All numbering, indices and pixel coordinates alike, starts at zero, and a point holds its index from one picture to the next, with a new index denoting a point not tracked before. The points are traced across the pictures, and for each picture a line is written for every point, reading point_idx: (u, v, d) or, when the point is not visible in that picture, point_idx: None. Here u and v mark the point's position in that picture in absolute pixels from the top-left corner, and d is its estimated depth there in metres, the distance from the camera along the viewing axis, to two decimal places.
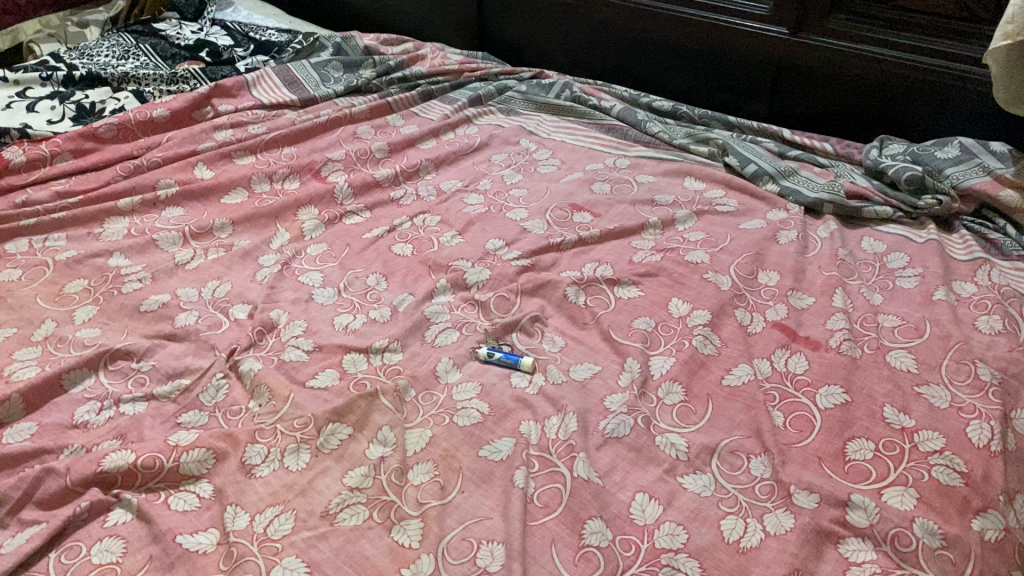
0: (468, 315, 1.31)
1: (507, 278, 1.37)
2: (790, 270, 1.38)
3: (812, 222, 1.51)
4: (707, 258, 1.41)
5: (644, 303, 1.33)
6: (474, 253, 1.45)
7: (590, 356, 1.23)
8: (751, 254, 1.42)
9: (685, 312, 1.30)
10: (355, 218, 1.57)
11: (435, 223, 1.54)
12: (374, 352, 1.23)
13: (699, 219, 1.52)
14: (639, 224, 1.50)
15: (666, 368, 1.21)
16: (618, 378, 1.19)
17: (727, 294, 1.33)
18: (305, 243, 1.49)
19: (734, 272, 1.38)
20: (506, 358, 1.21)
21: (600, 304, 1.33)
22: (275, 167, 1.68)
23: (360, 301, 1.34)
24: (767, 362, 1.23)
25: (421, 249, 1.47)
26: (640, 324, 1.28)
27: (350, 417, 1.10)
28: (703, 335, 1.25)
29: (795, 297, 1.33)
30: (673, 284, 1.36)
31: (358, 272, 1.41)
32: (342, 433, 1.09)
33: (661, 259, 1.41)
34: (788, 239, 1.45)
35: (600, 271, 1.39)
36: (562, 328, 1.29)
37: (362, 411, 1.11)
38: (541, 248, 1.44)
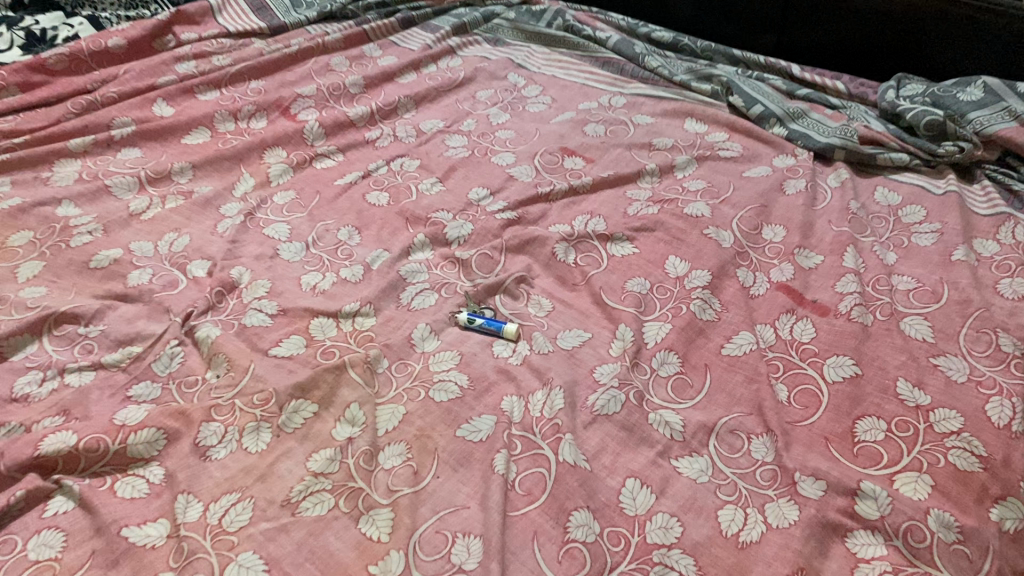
0: (448, 275, 1.20)
1: (491, 232, 1.26)
2: (798, 224, 1.27)
3: (821, 169, 1.39)
4: (708, 211, 1.30)
5: (639, 262, 1.22)
6: (455, 203, 1.33)
7: (579, 322, 1.13)
8: (755, 205, 1.30)
9: (683, 272, 1.20)
10: (327, 161, 1.44)
11: (414, 168, 1.42)
12: (344, 317, 1.13)
13: (700, 165, 1.41)
14: (635, 172, 1.38)
15: (662, 335, 1.11)
16: (609, 347, 1.09)
17: (729, 251, 1.23)
18: (272, 190, 1.37)
19: (737, 225, 1.27)
20: (489, 323, 1.11)
21: (591, 263, 1.22)
22: (240, 104, 1.55)
23: (330, 258, 1.23)
24: (771, 329, 1.13)
25: (399, 198, 1.35)
26: (635, 286, 1.18)
27: (316, 392, 1.01)
28: (701, 299, 1.15)
29: (802, 255, 1.23)
30: (671, 240, 1.25)
31: (328, 224, 1.30)
32: (308, 410, 0.99)
33: (658, 212, 1.30)
34: (796, 189, 1.33)
35: (592, 225, 1.28)
36: (549, 289, 1.18)
37: (330, 384, 1.02)
38: (528, 199, 1.33)
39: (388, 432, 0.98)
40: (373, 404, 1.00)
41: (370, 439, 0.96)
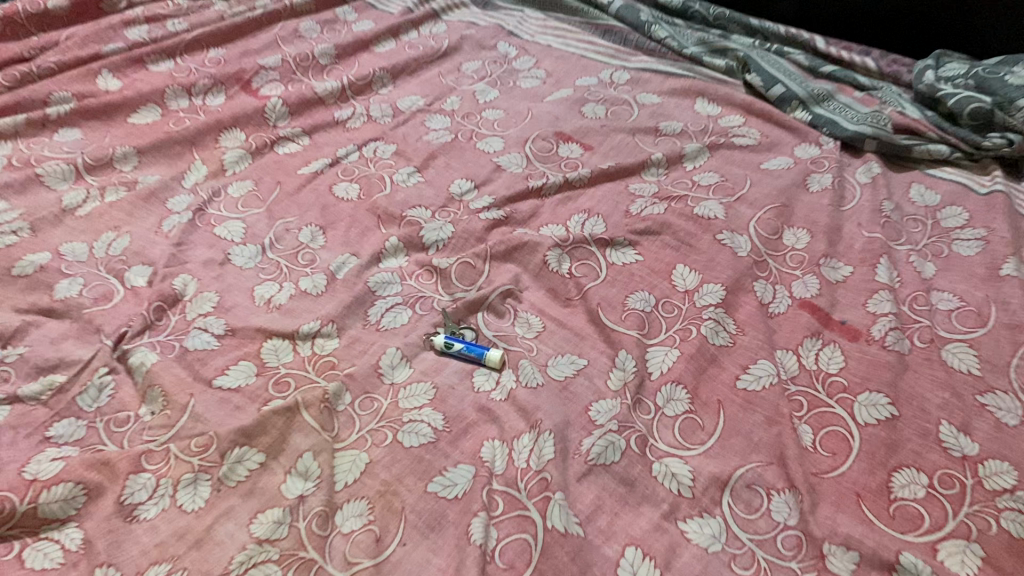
0: (423, 287, 1.05)
1: (473, 235, 1.10)
2: (824, 228, 1.12)
3: (849, 161, 1.23)
4: (722, 211, 1.14)
5: (642, 272, 1.07)
6: (434, 197, 1.17)
7: (573, 346, 0.99)
8: (775, 205, 1.15)
9: (693, 286, 1.05)
10: (291, 145, 1.28)
11: (389, 154, 1.26)
12: (301, 339, 0.98)
13: (713, 154, 1.25)
14: (639, 163, 1.22)
15: (668, 365, 0.96)
16: (607, 379, 0.95)
17: (745, 261, 1.07)
18: (227, 181, 1.21)
19: (755, 229, 1.11)
20: (470, 347, 0.96)
21: (588, 273, 1.07)
22: (196, 77, 1.38)
23: (289, 265, 1.08)
24: (793, 356, 0.98)
25: (370, 190, 1.19)
26: (637, 303, 1.03)
27: (264, 437, 0.86)
28: (714, 321, 1.00)
29: (829, 266, 1.08)
30: (678, 245, 1.10)
31: (288, 222, 1.14)
32: (254, 460, 0.85)
33: (665, 211, 1.14)
34: (821, 187, 1.18)
35: (589, 227, 1.13)
36: (539, 305, 1.03)
37: (281, 428, 0.87)
38: (517, 194, 1.17)
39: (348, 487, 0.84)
40: (331, 453, 0.86)
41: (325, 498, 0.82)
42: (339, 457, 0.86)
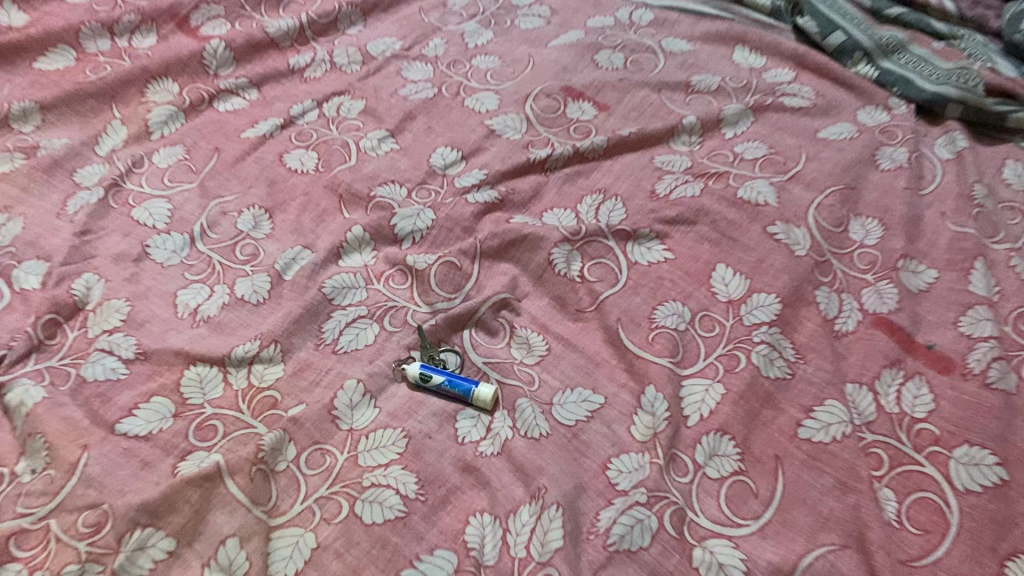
0: (394, 295, 0.82)
1: (460, 223, 0.87)
2: (900, 220, 0.89)
3: (926, 130, 1.00)
4: (775, 196, 0.90)
5: (673, 275, 0.84)
6: (410, 171, 0.93)
7: (586, 377, 0.77)
8: (839, 188, 0.92)
9: (739, 295, 0.82)
10: (234, 101, 1.03)
11: (355, 113, 1.01)
12: (234, 366, 0.76)
13: (758, 119, 1.01)
14: (667, 129, 0.98)
15: (709, 408, 0.74)
16: (632, 426, 0.73)
17: (804, 263, 0.85)
18: (152, 147, 0.96)
19: (816, 219, 0.88)
20: (454, 380, 0.74)
21: (604, 277, 0.84)
22: (120, 12, 1.12)
23: (224, 261, 0.85)
24: (869, 394, 0.76)
25: (330, 160, 0.95)
26: (668, 319, 0.80)
27: (175, 516, 0.64)
28: (768, 346, 0.78)
29: (908, 269, 0.85)
30: (718, 238, 0.87)
31: (226, 202, 0.90)
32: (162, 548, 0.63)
33: (700, 192, 0.91)
34: (894, 165, 0.94)
35: (605, 214, 0.90)
36: (541, 320, 0.81)
37: (200, 501, 0.65)
38: (515, 168, 0.93)
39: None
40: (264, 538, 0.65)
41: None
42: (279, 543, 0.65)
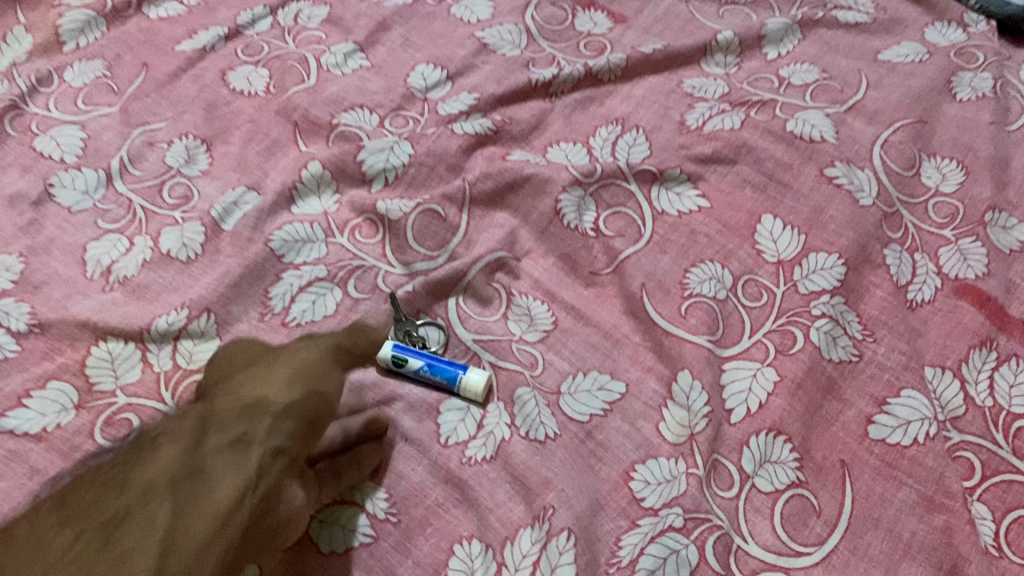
0: (361, 251, 0.66)
1: (444, 159, 0.70)
2: (985, 162, 0.72)
3: (1009, 52, 0.83)
4: (832, 130, 0.73)
5: (709, 228, 0.68)
6: (382, 94, 0.76)
7: (603, 359, 0.62)
8: (909, 122, 0.75)
9: (792, 254, 0.66)
10: (169, 6, 0.84)
11: (317, 22, 0.83)
12: (155, 342, 0.60)
13: (806, 36, 0.83)
14: (698, 46, 0.80)
15: (757, 401, 0.59)
16: (661, 425, 0.58)
17: (871, 214, 0.68)
18: (63, 61, 0.78)
19: (882, 159, 0.72)
20: (434, 360, 0.59)
21: (623, 230, 0.68)
22: None
23: (147, 205, 0.67)
24: (954, 381, 0.61)
25: (285, 79, 0.77)
26: (704, 285, 0.65)
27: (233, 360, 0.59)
28: (832, 321, 0.62)
29: (997, 223, 0.69)
30: (764, 183, 0.70)
31: (154, 130, 0.73)
32: (252, 348, 0.59)
33: (741, 125, 0.74)
34: (974, 94, 0.77)
35: (623, 151, 0.73)
36: (546, 285, 0.66)
37: (251, 349, 0.59)
38: (512, 91, 0.76)
39: (354, 459, 0.54)
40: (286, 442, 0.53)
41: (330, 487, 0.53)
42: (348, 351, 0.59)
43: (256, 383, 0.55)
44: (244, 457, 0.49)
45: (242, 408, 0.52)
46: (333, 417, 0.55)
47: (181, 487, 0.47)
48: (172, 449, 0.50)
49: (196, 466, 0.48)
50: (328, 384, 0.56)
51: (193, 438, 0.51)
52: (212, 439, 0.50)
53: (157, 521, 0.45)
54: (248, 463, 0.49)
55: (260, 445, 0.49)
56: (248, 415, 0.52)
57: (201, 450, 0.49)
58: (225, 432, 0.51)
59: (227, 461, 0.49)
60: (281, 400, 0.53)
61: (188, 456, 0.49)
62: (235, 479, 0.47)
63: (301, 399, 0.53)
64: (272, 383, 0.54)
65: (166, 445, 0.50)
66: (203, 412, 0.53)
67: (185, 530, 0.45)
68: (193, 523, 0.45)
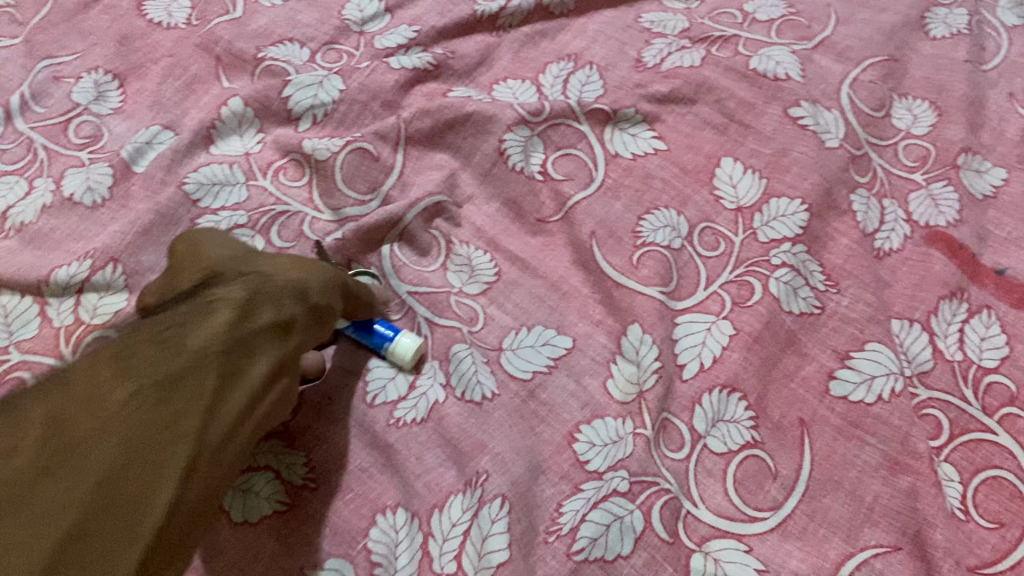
0: (286, 196, 0.60)
1: (379, 95, 0.64)
2: (960, 102, 0.68)
3: None
4: (798, 68, 0.68)
5: (666, 172, 0.63)
6: (314, 26, 0.69)
7: (548, 313, 0.57)
8: (880, 59, 0.70)
9: (751, 200, 0.62)
10: None
11: None
12: (55, 295, 0.54)
13: None
14: None
15: (711, 357, 0.55)
16: (608, 382, 0.54)
17: (838, 156, 0.64)
18: None
19: (851, 99, 0.67)
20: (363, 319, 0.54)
21: (573, 174, 0.63)
22: None
23: (49, 145, 0.61)
24: (922, 335, 0.57)
25: (208, 10, 0.70)
26: (658, 232, 0.60)
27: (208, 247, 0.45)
28: (794, 272, 0.58)
29: (971, 167, 0.65)
30: (724, 124, 0.66)
31: (61, 65, 0.66)
32: (235, 244, 0.47)
33: (701, 62, 0.69)
34: (948, 32, 0.73)
35: (575, 89, 0.67)
36: (490, 233, 0.61)
37: (236, 244, 0.47)
38: (457, 24, 0.70)
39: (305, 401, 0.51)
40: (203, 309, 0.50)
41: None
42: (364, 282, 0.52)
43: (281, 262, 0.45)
44: (285, 339, 0.42)
45: (288, 286, 0.44)
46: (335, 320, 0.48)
47: (228, 362, 0.39)
48: (217, 315, 0.40)
49: (241, 339, 0.40)
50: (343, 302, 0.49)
51: (243, 301, 0.41)
52: (259, 309, 0.42)
53: (206, 395, 0.38)
54: (285, 346, 0.42)
55: (298, 332, 0.43)
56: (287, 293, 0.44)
57: (247, 323, 0.41)
58: (272, 307, 0.42)
59: (270, 339, 0.42)
60: (315, 295, 0.45)
61: (235, 325, 0.40)
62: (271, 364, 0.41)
63: (326, 304, 0.46)
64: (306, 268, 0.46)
65: (217, 305, 0.40)
66: (247, 279, 0.43)
67: (232, 390, 0.39)
68: (235, 395, 0.39)
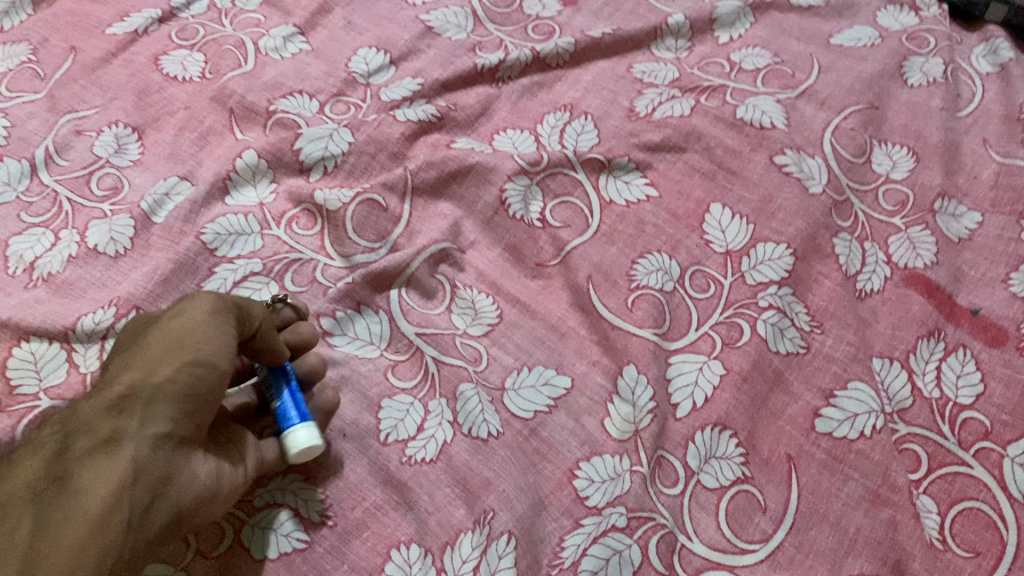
0: (298, 244, 0.63)
1: (386, 147, 0.68)
2: (936, 149, 0.72)
3: (960, 36, 0.82)
4: (783, 116, 0.72)
5: (658, 218, 0.67)
6: (322, 78, 0.73)
7: (548, 353, 0.60)
8: (861, 107, 0.74)
9: (739, 243, 0.65)
10: None
11: (255, 3, 0.80)
12: (82, 342, 0.57)
13: (759, 19, 0.82)
14: (649, 30, 0.79)
15: (703, 396, 0.58)
16: (606, 420, 0.57)
17: (821, 202, 0.67)
18: None
19: (832, 146, 0.71)
20: (273, 390, 0.53)
21: (571, 221, 0.67)
22: None
23: (73, 197, 0.65)
24: (902, 372, 0.60)
25: (221, 64, 0.74)
26: (650, 275, 0.63)
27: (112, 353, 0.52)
28: (779, 313, 0.62)
29: (947, 212, 0.69)
30: (713, 171, 0.69)
31: (82, 119, 0.70)
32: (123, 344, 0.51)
33: (691, 111, 0.72)
34: (925, 80, 0.77)
35: (571, 138, 0.71)
36: (493, 277, 0.64)
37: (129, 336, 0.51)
38: (458, 77, 0.74)
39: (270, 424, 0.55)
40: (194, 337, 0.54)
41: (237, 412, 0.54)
42: (238, 313, 0.50)
43: (120, 375, 0.47)
44: (115, 454, 0.43)
45: (109, 403, 0.45)
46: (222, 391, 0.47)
47: (43, 498, 0.41)
48: (27, 469, 0.42)
49: (56, 477, 0.42)
50: (207, 352, 0.46)
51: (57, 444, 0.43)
52: (77, 442, 0.43)
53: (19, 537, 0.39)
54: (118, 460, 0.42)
55: (130, 439, 0.43)
56: (115, 407, 0.44)
57: (61, 460, 0.42)
58: (91, 433, 0.44)
59: (92, 463, 0.42)
60: (152, 382, 0.45)
61: (49, 466, 0.42)
62: (108, 479, 0.41)
63: (178, 378, 0.45)
64: (141, 363, 0.46)
65: (32, 458, 0.43)
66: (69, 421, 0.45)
67: (51, 524, 0.40)
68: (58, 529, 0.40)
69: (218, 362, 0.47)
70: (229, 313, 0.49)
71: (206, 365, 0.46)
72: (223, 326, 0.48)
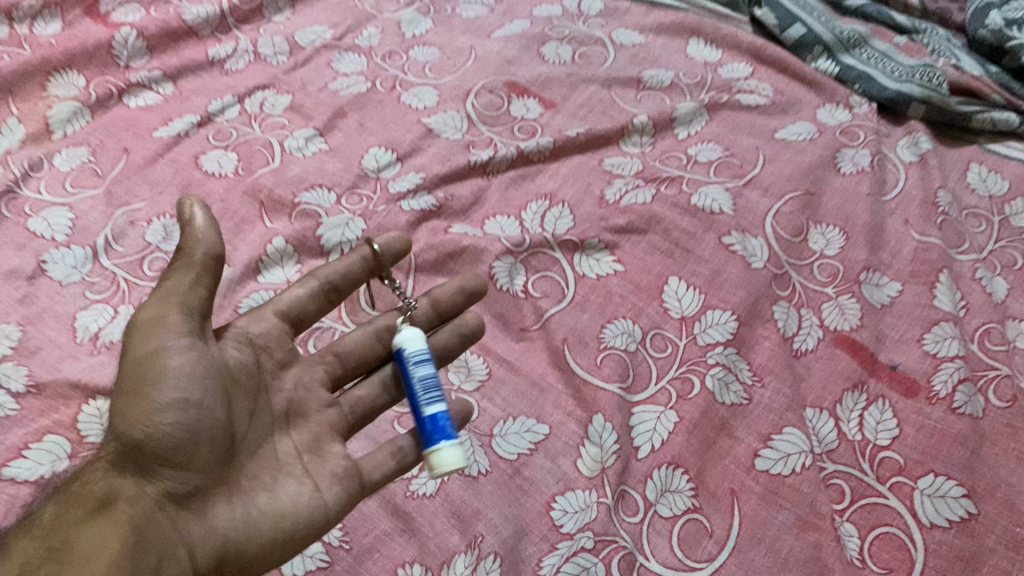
0: None
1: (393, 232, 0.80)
2: (862, 229, 0.84)
3: (887, 130, 0.96)
4: (729, 203, 0.84)
5: (623, 289, 0.78)
6: (339, 174, 0.86)
7: (530, 405, 0.71)
8: (799, 193, 0.86)
9: (692, 310, 0.77)
10: (146, 97, 0.94)
11: (280, 109, 0.93)
12: None
13: (713, 118, 0.95)
14: (617, 129, 0.92)
15: (660, 439, 0.69)
16: (578, 461, 0.67)
17: (762, 276, 0.79)
18: (52, 148, 0.87)
19: (773, 228, 0.83)
20: (431, 403, 0.62)
21: (549, 292, 0.78)
22: None
23: (129, 277, 0.77)
24: (830, 419, 0.71)
25: (252, 163, 0.87)
26: (617, 338, 0.75)
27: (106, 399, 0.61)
28: (725, 369, 0.73)
29: (871, 282, 0.80)
30: (671, 249, 0.81)
31: (135, 211, 0.82)
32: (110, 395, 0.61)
33: (652, 199, 0.85)
34: (855, 168, 0.90)
35: (550, 222, 0.83)
36: (484, 341, 0.76)
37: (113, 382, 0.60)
38: (454, 171, 0.86)
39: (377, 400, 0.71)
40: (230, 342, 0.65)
41: (320, 426, 0.67)
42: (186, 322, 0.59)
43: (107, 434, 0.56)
44: (113, 514, 0.53)
45: (105, 470, 0.55)
46: (199, 422, 0.58)
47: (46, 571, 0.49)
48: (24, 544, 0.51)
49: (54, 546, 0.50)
50: (170, 388, 0.56)
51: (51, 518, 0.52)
52: (70, 510, 0.52)
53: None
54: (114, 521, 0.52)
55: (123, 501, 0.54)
56: (111, 471, 0.55)
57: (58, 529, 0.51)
58: (85, 499, 0.53)
59: (92, 526, 0.51)
60: (133, 439, 0.55)
61: (44, 539, 0.51)
62: (111, 536, 0.51)
63: (156, 433, 0.55)
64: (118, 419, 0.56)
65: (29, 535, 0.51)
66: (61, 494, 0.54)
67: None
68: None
69: (182, 394, 0.57)
70: (169, 321, 0.57)
71: (175, 404, 0.56)
72: (168, 344, 0.57)
